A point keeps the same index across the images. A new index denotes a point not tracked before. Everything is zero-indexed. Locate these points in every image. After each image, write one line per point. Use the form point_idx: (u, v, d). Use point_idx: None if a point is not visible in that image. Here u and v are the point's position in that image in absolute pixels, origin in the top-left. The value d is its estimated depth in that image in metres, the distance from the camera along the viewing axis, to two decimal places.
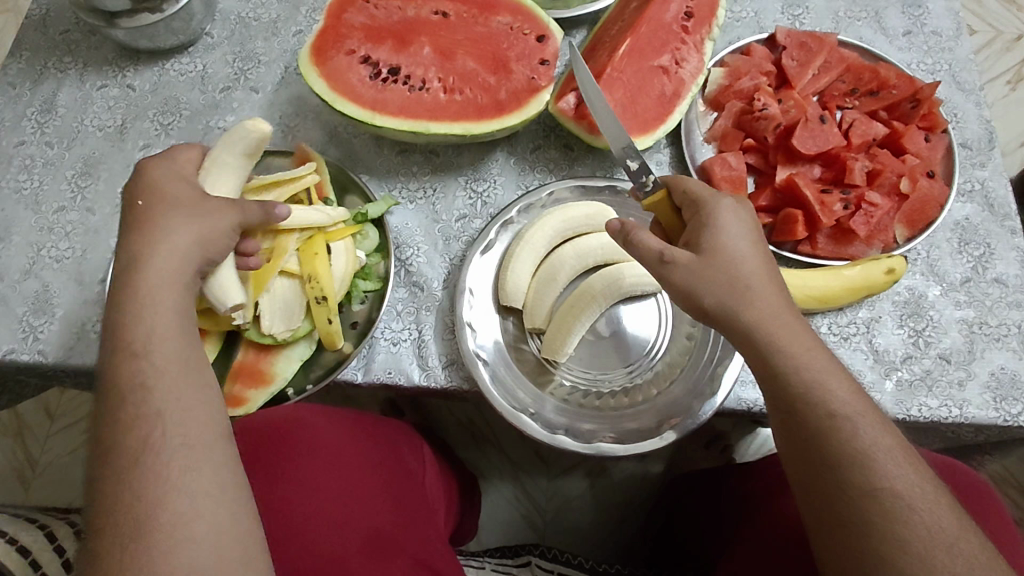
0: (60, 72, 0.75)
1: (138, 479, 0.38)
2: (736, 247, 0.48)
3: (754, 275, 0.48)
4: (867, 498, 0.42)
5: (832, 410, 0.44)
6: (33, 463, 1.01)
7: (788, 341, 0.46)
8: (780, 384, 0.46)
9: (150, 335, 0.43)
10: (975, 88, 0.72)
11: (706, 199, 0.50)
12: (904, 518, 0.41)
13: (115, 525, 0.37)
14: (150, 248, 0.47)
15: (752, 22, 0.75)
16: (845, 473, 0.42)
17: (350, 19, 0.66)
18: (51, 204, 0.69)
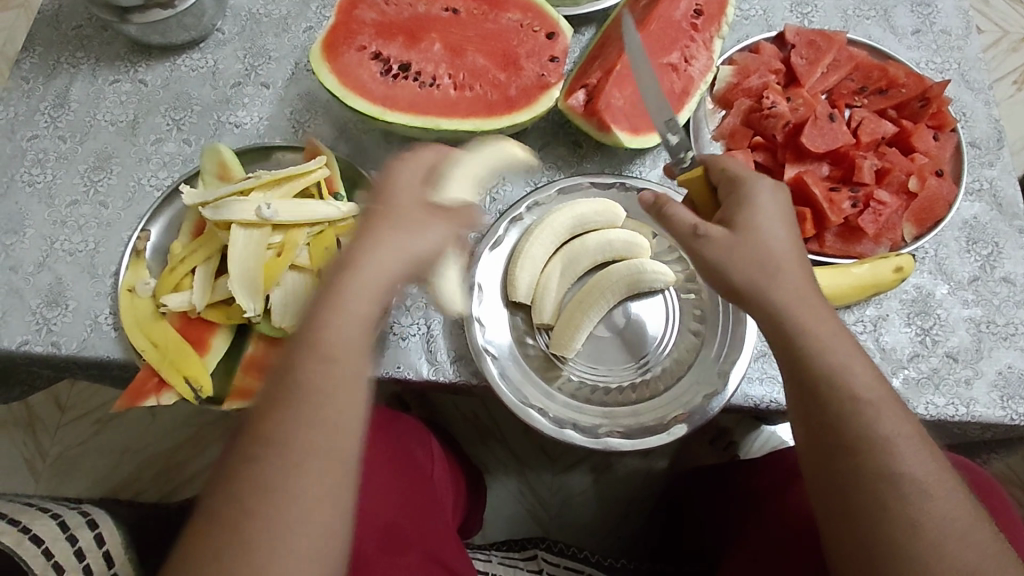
0: (73, 67, 0.75)
1: (276, 461, 0.40)
2: (772, 229, 0.48)
3: (786, 258, 0.47)
4: (885, 486, 0.42)
5: (857, 397, 0.44)
6: (42, 454, 1.02)
7: (815, 326, 0.46)
8: (804, 370, 0.45)
9: (335, 344, 0.43)
10: (985, 87, 0.72)
11: (746, 180, 0.50)
12: (916, 505, 0.42)
13: (261, 520, 0.39)
14: (372, 258, 0.46)
15: (761, 20, 0.75)
16: (865, 461, 0.43)
17: (362, 15, 0.66)
18: (64, 197, 0.69)
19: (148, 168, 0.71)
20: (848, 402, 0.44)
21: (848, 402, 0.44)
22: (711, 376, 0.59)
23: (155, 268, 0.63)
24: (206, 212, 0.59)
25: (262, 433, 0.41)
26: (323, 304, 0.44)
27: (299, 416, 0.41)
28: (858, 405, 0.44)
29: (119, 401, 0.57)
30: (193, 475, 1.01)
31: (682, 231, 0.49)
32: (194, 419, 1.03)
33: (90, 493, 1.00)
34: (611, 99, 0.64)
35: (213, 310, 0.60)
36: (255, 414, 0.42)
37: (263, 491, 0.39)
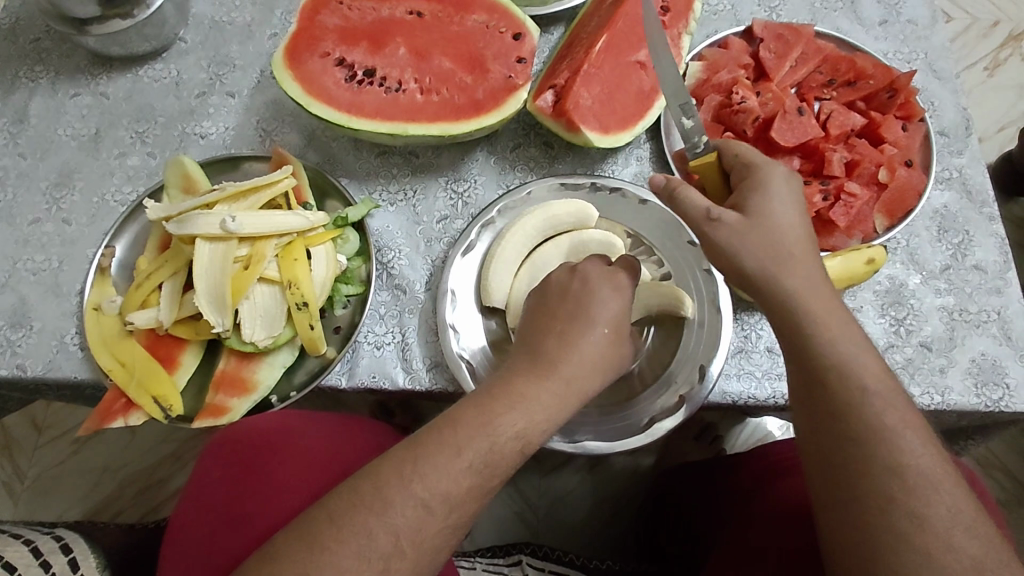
0: (32, 81, 0.74)
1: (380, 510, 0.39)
2: (785, 215, 0.48)
3: (796, 243, 0.48)
4: (890, 474, 0.42)
5: (863, 389, 0.44)
6: (20, 477, 1.00)
7: (823, 313, 0.46)
8: (810, 356, 0.45)
9: (532, 441, 0.44)
10: (951, 76, 0.73)
11: (760, 166, 0.50)
12: (921, 495, 0.41)
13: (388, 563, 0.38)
14: (578, 364, 0.46)
15: (729, 15, 0.75)
16: (870, 448, 0.42)
17: (325, 21, 0.65)
18: (26, 216, 0.68)
19: (113, 183, 0.69)
20: (853, 391, 0.44)
21: (853, 391, 0.44)
22: (690, 375, 0.58)
23: (122, 285, 0.62)
24: (170, 225, 0.57)
25: (424, 482, 0.40)
26: (548, 412, 0.44)
27: (466, 487, 0.41)
28: (864, 394, 0.44)
29: (88, 423, 0.56)
30: (176, 491, 0.99)
31: (695, 214, 0.49)
32: (175, 434, 1.02)
33: (70, 514, 0.98)
34: (580, 99, 0.64)
35: (182, 326, 0.59)
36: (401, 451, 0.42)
37: (400, 530, 0.39)
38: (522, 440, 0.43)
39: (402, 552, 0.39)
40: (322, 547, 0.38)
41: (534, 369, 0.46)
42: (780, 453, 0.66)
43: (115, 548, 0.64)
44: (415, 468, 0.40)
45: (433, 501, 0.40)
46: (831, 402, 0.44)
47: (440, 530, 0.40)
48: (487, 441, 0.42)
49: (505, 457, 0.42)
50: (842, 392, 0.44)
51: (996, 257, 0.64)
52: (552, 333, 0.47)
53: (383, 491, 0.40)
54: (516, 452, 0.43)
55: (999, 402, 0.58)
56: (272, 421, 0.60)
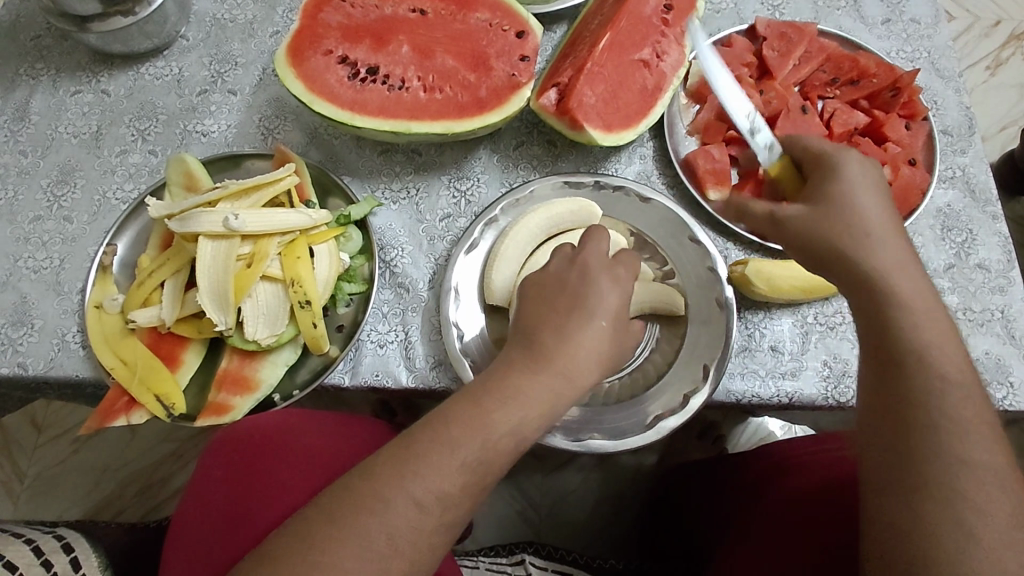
0: (33, 78, 0.73)
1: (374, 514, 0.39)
2: (866, 202, 0.48)
3: (880, 228, 0.47)
4: (960, 465, 0.39)
5: (935, 378, 0.42)
6: (20, 476, 1.00)
7: (911, 296, 0.44)
8: (886, 338, 0.44)
9: (528, 439, 0.43)
10: (954, 75, 0.73)
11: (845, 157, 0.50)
12: (988, 488, 0.39)
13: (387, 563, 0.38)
14: (576, 360, 0.44)
15: (732, 13, 0.75)
16: (936, 435, 0.40)
17: (327, 19, 0.65)
18: (27, 213, 0.67)
19: (114, 181, 0.69)
20: (925, 376, 0.42)
21: (926, 376, 0.42)
22: (694, 374, 0.58)
23: (123, 284, 0.62)
24: (172, 224, 0.57)
25: (417, 479, 0.40)
26: (544, 407, 0.43)
27: (460, 486, 0.40)
28: (940, 381, 0.42)
29: (89, 422, 0.56)
30: (176, 491, 0.99)
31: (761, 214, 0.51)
32: (176, 433, 1.02)
33: (71, 514, 0.98)
34: (584, 97, 0.64)
35: (185, 325, 0.59)
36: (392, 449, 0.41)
37: (401, 529, 0.39)
38: (516, 437, 0.42)
39: (398, 550, 0.39)
40: (318, 547, 0.38)
41: (532, 362, 0.44)
42: (785, 453, 0.66)
43: (116, 547, 0.64)
44: (411, 467, 0.40)
45: (428, 500, 0.40)
46: (902, 388, 0.42)
47: (434, 529, 0.40)
48: (483, 439, 0.41)
49: (498, 453, 0.42)
50: (914, 379, 0.42)
51: (999, 256, 0.64)
52: (553, 323, 0.45)
53: (379, 492, 0.39)
54: (510, 450, 0.42)
55: (1003, 400, 0.58)
56: (275, 420, 0.60)
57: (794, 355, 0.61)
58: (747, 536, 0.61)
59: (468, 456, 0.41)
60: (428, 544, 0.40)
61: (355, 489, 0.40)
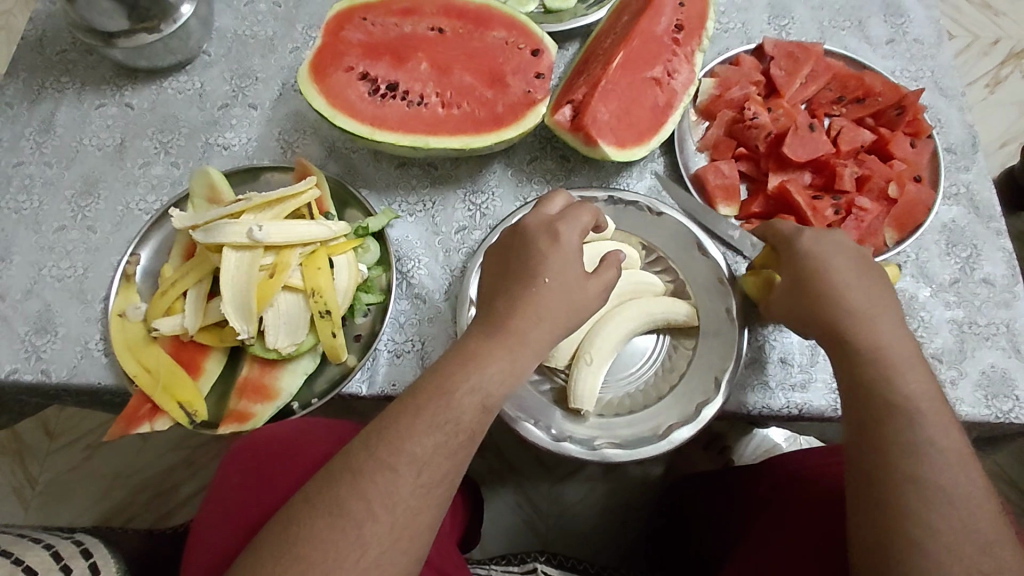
0: (58, 91, 0.75)
1: (358, 483, 0.41)
2: (845, 271, 0.52)
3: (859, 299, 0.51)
4: (910, 485, 0.44)
5: (896, 418, 0.46)
6: (32, 482, 1.00)
7: (881, 335, 0.49)
8: (855, 374, 0.49)
9: (492, 396, 0.45)
10: (957, 94, 0.74)
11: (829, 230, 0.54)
12: (937, 507, 0.43)
13: (368, 529, 0.40)
14: (531, 318, 0.47)
15: (740, 32, 0.77)
16: (895, 460, 0.45)
17: (348, 36, 0.67)
18: (52, 223, 0.69)
19: (136, 192, 0.71)
20: (887, 409, 0.47)
21: (887, 409, 0.47)
22: (705, 385, 0.59)
23: (145, 292, 0.63)
24: (197, 234, 0.58)
25: (387, 448, 0.42)
26: (501, 363, 0.46)
27: (432, 446, 0.42)
28: (908, 416, 0.46)
29: (112, 429, 0.57)
30: (186, 498, 1.00)
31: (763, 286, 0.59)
32: (186, 440, 1.02)
33: (81, 521, 0.98)
34: (597, 114, 0.65)
35: (206, 333, 0.60)
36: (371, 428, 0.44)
37: (384, 501, 0.41)
38: (480, 394, 0.44)
39: (384, 521, 0.41)
40: (299, 521, 0.40)
41: (490, 330, 0.47)
42: (798, 463, 0.66)
43: (133, 552, 0.64)
44: (379, 436, 0.43)
45: (405, 468, 0.42)
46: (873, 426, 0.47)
47: (415, 493, 0.42)
48: (445, 402, 0.44)
49: (462, 407, 0.44)
50: (882, 414, 0.47)
51: (1004, 271, 0.65)
52: (503, 292, 0.49)
53: (355, 466, 0.42)
54: (477, 408, 0.44)
55: (1009, 413, 0.59)
56: (291, 425, 0.60)
57: (803, 367, 0.62)
58: (759, 542, 0.62)
59: (430, 416, 0.43)
60: (414, 511, 0.42)
61: (333, 473, 0.42)
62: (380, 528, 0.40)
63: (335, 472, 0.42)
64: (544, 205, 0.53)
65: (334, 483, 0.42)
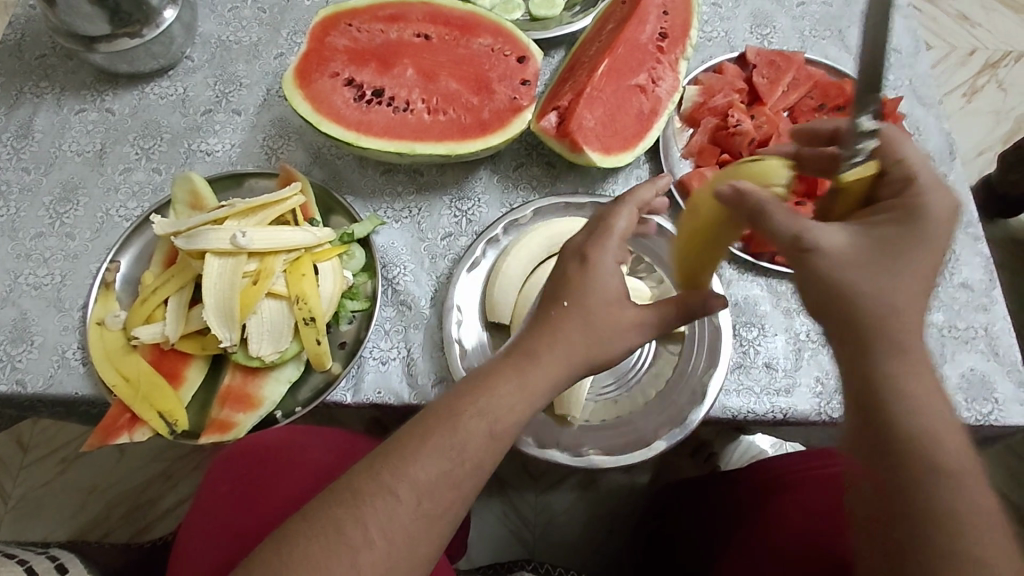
0: (36, 96, 0.74)
1: (359, 511, 0.40)
2: (914, 261, 0.41)
3: (914, 297, 0.41)
4: (941, 529, 0.38)
5: (925, 444, 0.40)
6: (5, 497, 0.98)
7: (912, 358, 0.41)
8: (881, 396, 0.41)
9: (501, 423, 0.42)
10: (935, 102, 0.76)
11: (923, 201, 0.42)
12: (967, 553, 0.38)
13: (360, 557, 0.39)
14: (559, 354, 0.45)
15: (723, 41, 0.78)
16: (921, 498, 0.39)
17: (334, 42, 0.67)
18: (29, 230, 0.67)
19: (117, 199, 0.70)
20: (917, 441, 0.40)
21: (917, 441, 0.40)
22: (693, 392, 0.59)
23: (125, 300, 0.62)
24: (178, 241, 0.58)
25: (392, 473, 0.41)
26: (511, 384, 0.43)
27: (437, 473, 0.41)
28: (940, 455, 0.40)
29: (90, 440, 0.56)
30: (166, 511, 0.98)
31: (783, 242, 0.43)
32: (167, 452, 1.00)
33: (56, 536, 0.96)
34: (583, 120, 0.66)
35: (188, 341, 0.59)
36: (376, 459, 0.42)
37: (383, 527, 0.40)
38: (486, 419, 0.42)
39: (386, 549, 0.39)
40: (297, 546, 0.39)
41: (517, 359, 0.45)
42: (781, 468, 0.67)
43: (111, 568, 0.62)
44: (383, 459, 0.41)
45: (406, 493, 0.40)
46: (893, 449, 0.40)
47: (414, 519, 0.40)
48: (454, 429, 0.42)
49: (473, 437, 0.42)
50: (911, 446, 0.40)
51: (981, 276, 0.66)
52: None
53: (359, 494, 0.40)
54: (484, 434, 0.42)
55: (989, 415, 0.60)
56: (279, 436, 0.60)
57: (788, 372, 0.62)
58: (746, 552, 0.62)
59: (434, 441, 0.41)
60: (413, 539, 0.40)
61: (333, 497, 0.41)
62: (373, 554, 0.39)
63: (334, 495, 0.41)
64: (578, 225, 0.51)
65: (332, 509, 0.40)
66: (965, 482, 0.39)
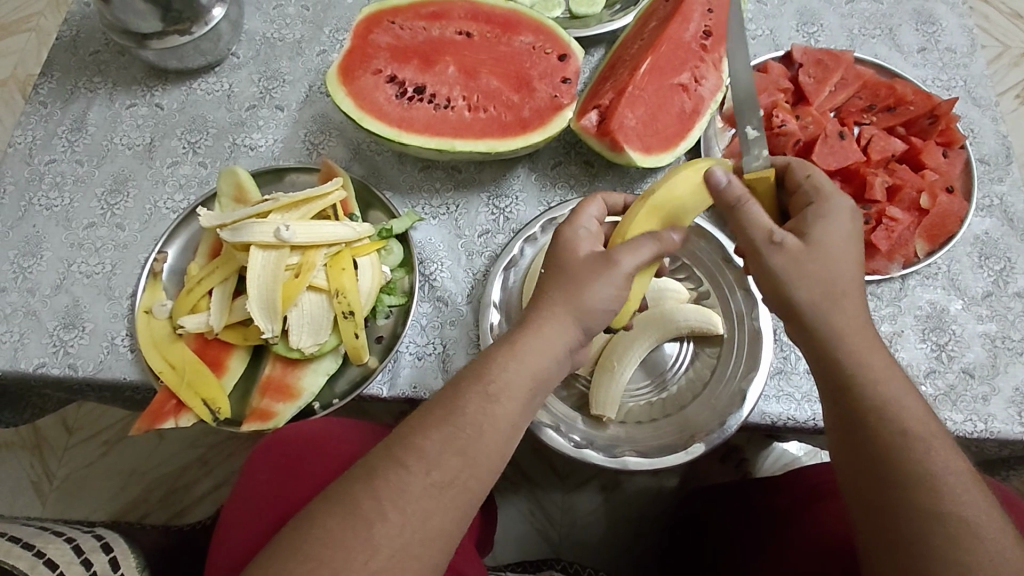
0: (91, 91, 0.77)
1: (374, 487, 0.40)
2: (844, 248, 0.46)
3: (851, 282, 0.46)
4: (936, 522, 0.40)
5: (893, 414, 0.44)
6: (51, 476, 1.02)
7: (868, 354, 0.45)
8: (852, 397, 0.45)
9: (492, 382, 0.44)
10: (991, 104, 0.73)
11: (831, 194, 0.48)
12: (966, 542, 0.40)
13: (375, 527, 0.39)
14: (550, 334, 0.46)
15: (768, 39, 0.77)
16: (914, 495, 0.41)
17: (376, 39, 0.68)
18: (82, 220, 0.70)
19: (164, 191, 0.71)
20: (898, 436, 0.43)
21: (898, 436, 0.43)
22: (731, 395, 0.58)
23: (172, 290, 0.64)
24: (225, 233, 0.59)
25: (406, 450, 0.41)
26: (505, 366, 0.44)
27: (450, 452, 0.41)
28: (921, 446, 0.43)
29: (138, 425, 0.57)
30: (200, 496, 1.00)
31: (757, 237, 0.47)
32: (203, 439, 1.03)
33: (97, 516, 0.99)
34: (624, 119, 0.65)
35: (231, 331, 0.60)
36: (388, 437, 0.43)
37: (396, 501, 0.40)
38: (481, 382, 0.44)
39: (408, 531, 0.39)
40: (318, 520, 0.40)
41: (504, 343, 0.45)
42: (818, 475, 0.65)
43: (153, 550, 0.64)
44: (397, 438, 0.42)
45: (415, 464, 0.41)
46: (865, 422, 0.44)
47: (427, 492, 0.40)
48: (453, 400, 0.43)
49: (470, 402, 0.43)
50: (889, 444, 0.43)
51: None
52: (535, 295, 0.48)
53: (373, 470, 0.41)
54: (478, 394, 0.43)
55: None
56: (315, 428, 0.61)
57: None
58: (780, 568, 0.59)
59: (438, 413, 0.43)
60: (427, 510, 0.40)
61: (353, 472, 0.42)
62: (389, 528, 0.39)
63: (352, 474, 0.42)
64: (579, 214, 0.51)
65: (351, 481, 0.41)
66: (936, 449, 0.43)
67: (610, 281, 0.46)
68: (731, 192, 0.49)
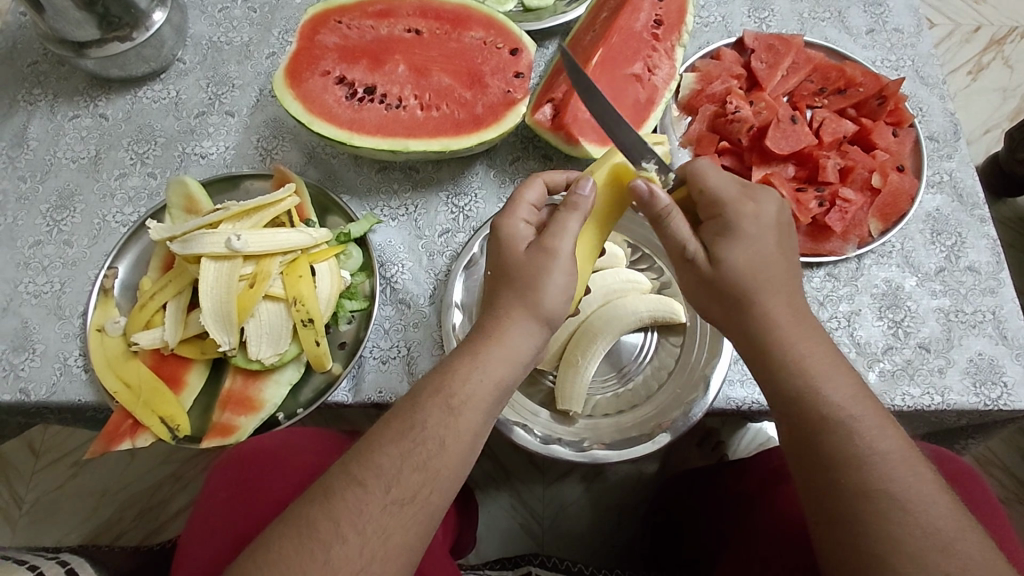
0: (31, 104, 0.74)
1: (335, 510, 0.40)
2: (755, 250, 0.48)
3: (766, 282, 0.47)
4: (860, 499, 0.41)
5: (825, 397, 0.45)
6: (19, 502, 0.99)
7: (797, 344, 0.47)
8: (796, 382, 0.45)
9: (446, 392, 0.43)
10: (939, 82, 0.74)
11: (725, 202, 0.48)
12: (891, 516, 0.40)
13: (331, 551, 0.39)
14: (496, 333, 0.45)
15: (720, 26, 0.77)
16: (842, 475, 0.42)
17: (324, 40, 0.66)
18: (27, 239, 0.67)
19: (113, 205, 0.69)
20: (822, 421, 0.44)
21: (822, 421, 0.44)
22: (695, 381, 0.58)
23: (125, 306, 0.62)
24: (174, 246, 0.57)
25: (360, 467, 0.41)
26: (462, 367, 0.44)
27: (407, 467, 0.41)
28: (840, 428, 0.44)
29: (94, 446, 0.56)
30: (177, 513, 0.98)
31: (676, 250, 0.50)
32: (176, 454, 1.01)
33: (71, 541, 0.97)
34: (578, 112, 0.65)
35: (187, 346, 0.59)
36: (352, 455, 0.43)
37: (354, 521, 0.39)
38: (442, 395, 0.43)
39: (367, 553, 0.39)
40: (273, 547, 0.39)
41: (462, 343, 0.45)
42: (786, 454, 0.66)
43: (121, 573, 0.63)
44: (354, 456, 0.42)
45: (372, 481, 0.40)
46: (796, 406, 0.45)
47: (386, 510, 0.40)
48: (412, 412, 0.43)
49: (429, 415, 0.43)
50: (819, 428, 0.44)
51: (988, 258, 0.65)
52: (491, 298, 0.47)
53: (332, 491, 0.41)
54: (433, 405, 0.43)
55: (998, 400, 0.59)
56: (276, 438, 0.61)
57: None
58: (745, 556, 0.59)
59: (396, 428, 0.42)
60: (385, 530, 0.40)
61: (308, 496, 0.41)
62: (346, 550, 0.39)
63: (308, 495, 0.41)
64: (519, 208, 0.50)
65: (307, 504, 0.41)
66: (862, 428, 0.43)
67: (535, 279, 0.46)
68: (657, 206, 0.48)
